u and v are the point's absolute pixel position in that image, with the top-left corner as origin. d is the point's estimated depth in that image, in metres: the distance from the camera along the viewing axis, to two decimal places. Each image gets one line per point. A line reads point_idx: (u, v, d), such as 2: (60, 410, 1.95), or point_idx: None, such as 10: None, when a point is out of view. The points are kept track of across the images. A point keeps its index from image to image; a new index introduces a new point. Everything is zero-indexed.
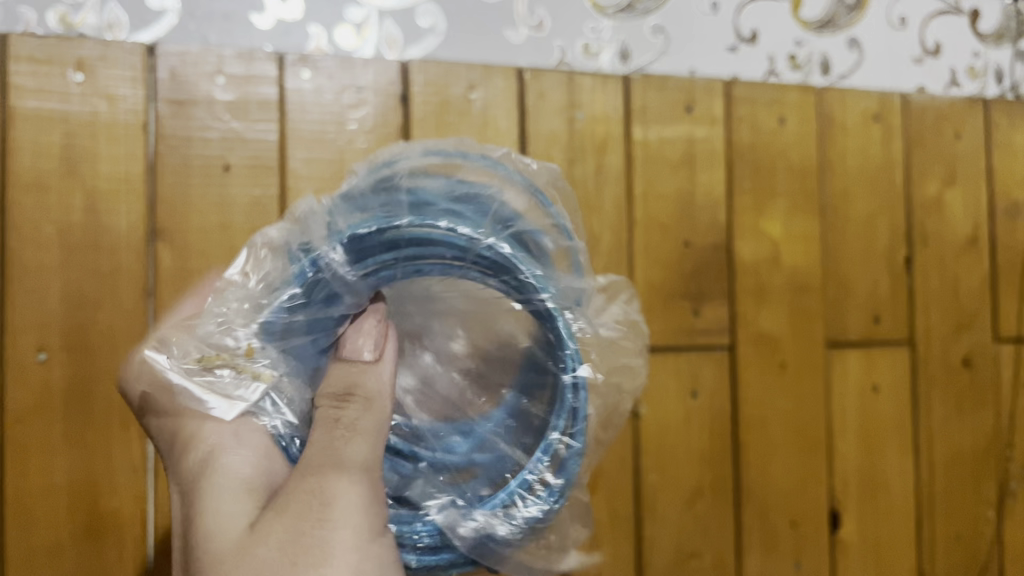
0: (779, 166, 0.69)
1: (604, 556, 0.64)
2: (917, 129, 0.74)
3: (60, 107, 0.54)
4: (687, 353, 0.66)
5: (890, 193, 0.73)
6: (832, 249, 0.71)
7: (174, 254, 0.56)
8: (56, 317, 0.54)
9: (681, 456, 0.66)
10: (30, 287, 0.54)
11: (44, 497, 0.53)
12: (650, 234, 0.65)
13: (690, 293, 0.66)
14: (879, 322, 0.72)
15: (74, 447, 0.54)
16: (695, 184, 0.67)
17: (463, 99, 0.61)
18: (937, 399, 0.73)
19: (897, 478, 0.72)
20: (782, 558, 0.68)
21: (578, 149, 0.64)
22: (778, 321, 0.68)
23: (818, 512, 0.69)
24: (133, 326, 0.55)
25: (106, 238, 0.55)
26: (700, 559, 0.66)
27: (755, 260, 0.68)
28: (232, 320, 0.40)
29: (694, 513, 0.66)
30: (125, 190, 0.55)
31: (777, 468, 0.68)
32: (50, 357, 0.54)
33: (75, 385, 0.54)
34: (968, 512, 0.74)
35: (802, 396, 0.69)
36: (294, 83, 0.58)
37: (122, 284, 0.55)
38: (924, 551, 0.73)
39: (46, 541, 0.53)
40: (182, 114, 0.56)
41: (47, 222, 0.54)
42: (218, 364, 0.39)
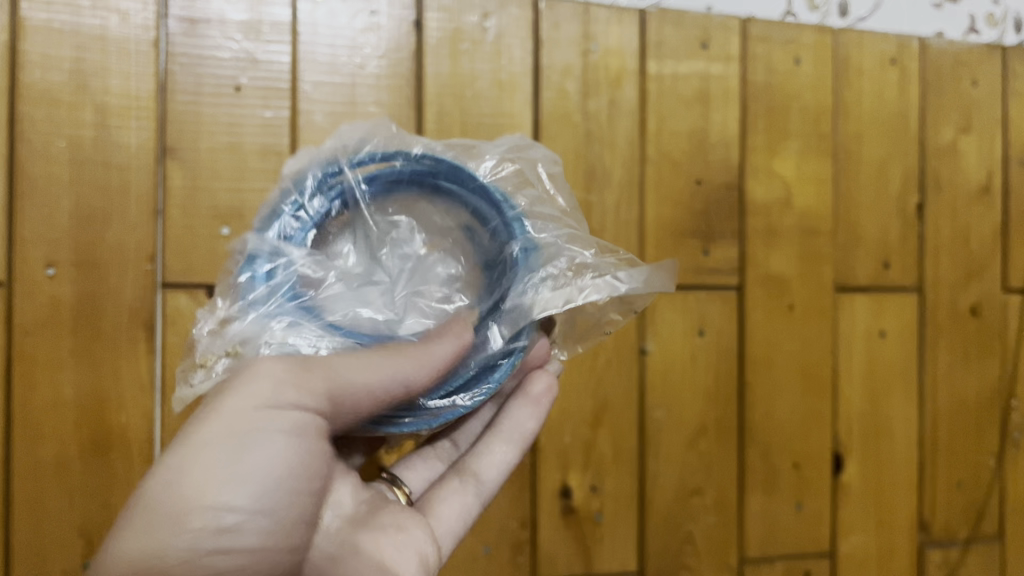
0: (793, 107, 0.69)
1: (607, 490, 0.64)
2: (934, 75, 0.73)
3: (72, 20, 0.54)
4: (696, 291, 0.66)
5: (904, 138, 0.72)
6: (845, 191, 0.70)
7: (185, 172, 0.55)
8: (65, 232, 0.54)
9: (687, 394, 0.66)
10: (40, 201, 0.54)
11: (52, 411, 0.53)
12: (661, 171, 0.65)
13: (700, 231, 0.66)
14: (888, 268, 0.72)
15: (83, 362, 0.54)
16: (709, 122, 0.66)
17: (477, 28, 0.61)
18: (944, 346, 0.73)
19: (901, 424, 0.72)
20: (784, 499, 0.68)
21: (592, 82, 0.63)
22: (788, 263, 0.68)
23: (822, 455, 0.69)
24: (142, 243, 0.55)
25: (117, 154, 0.54)
26: (702, 496, 0.66)
27: (766, 201, 0.68)
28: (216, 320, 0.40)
29: (698, 450, 0.66)
30: (136, 107, 0.55)
31: (782, 410, 0.68)
32: (59, 272, 0.54)
33: (84, 300, 0.54)
34: (970, 459, 0.74)
35: (809, 338, 0.69)
36: (308, 5, 0.58)
37: (131, 201, 0.55)
38: (925, 498, 0.73)
39: (54, 455, 0.53)
40: (193, 33, 0.56)
41: (58, 137, 0.54)
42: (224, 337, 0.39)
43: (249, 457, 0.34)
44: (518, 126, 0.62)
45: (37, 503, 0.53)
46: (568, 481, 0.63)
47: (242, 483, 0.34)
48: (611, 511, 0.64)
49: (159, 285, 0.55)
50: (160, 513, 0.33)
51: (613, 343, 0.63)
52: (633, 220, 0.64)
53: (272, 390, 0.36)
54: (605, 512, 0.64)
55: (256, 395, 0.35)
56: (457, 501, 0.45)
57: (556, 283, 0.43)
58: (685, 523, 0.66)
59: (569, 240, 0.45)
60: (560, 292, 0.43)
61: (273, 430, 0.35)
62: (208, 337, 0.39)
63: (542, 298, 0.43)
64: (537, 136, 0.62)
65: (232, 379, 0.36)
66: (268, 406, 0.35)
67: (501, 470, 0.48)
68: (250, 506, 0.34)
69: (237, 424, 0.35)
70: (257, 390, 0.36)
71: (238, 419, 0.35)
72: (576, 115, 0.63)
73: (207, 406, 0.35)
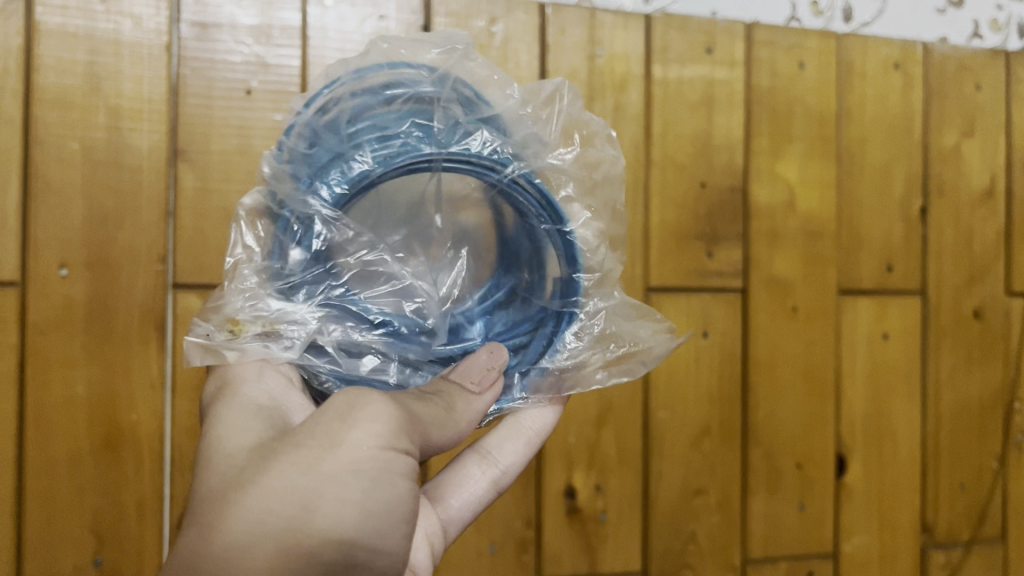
0: (797, 112, 0.69)
1: (611, 490, 0.64)
2: (938, 79, 0.73)
3: (86, 24, 0.55)
4: (700, 294, 0.66)
5: (908, 142, 0.73)
6: (848, 195, 0.71)
7: (195, 174, 0.56)
8: (78, 232, 0.55)
9: (691, 395, 0.66)
10: (53, 201, 0.54)
11: (65, 410, 0.54)
12: (666, 174, 0.66)
13: (704, 234, 0.67)
14: (891, 271, 0.72)
15: (95, 361, 0.55)
16: (713, 126, 0.67)
17: (484, 32, 0.61)
18: (947, 349, 0.74)
19: (903, 426, 0.73)
20: (787, 499, 0.69)
21: (597, 86, 0.64)
22: (791, 266, 0.69)
23: (825, 457, 0.70)
24: (154, 243, 0.56)
25: (129, 157, 0.55)
26: (705, 496, 0.67)
27: (771, 204, 0.69)
28: (250, 291, 0.39)
29: (702, 451, 0.67)
30: (148, 110, 0.56)
31: (786, 411, 0.69)
32: (71, 272, 0.54)
33: (96, 300, 0.55)
34: (972, 462, 0.75)
35: (813, 341, 0.69)
36: (317, 10, 0.58)
37: (143, 203, 0.56)
38: (927, 500, 0.73)
39: (66, 453, 0.54)
40: (205, 37, 0.57)
41: (72, 139, 0.55)
42: (252, 325, 0.39)
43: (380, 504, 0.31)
44: None
45: (49, 499, 0.54)
46: (572, 481, 0.64)
47: (335, 485, 0.30)
48: (615, 510, 0.65)
49: (169, 285, 0.56)
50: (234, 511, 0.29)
51: None
52: (638, 223, 0.65)
53: (396, 431, 0.33)
54: (609, 512, 0.65)
55: (378, 433, 0.32)
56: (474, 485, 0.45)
57: (585, 352, 0.43)
58: (688, 523, 0.66)
59: (612, 310, 0.44)
60: (586, 364, 0.43)
61: (398, 481, 0.32)
62: (247, 300, 0.39)
63: (567, 364, 0.43)
64: None
65: (347, 410, 0.32)
66: (390, 447, 0.32)
67: (522, 452, 0.46)
68: (339, 515, 0.30)
69: (332, 428, 0.32)
70: (381, 431, 0.32)
71: (366, 467, 0.31)
72: None
73: (323, 430, 0.32)
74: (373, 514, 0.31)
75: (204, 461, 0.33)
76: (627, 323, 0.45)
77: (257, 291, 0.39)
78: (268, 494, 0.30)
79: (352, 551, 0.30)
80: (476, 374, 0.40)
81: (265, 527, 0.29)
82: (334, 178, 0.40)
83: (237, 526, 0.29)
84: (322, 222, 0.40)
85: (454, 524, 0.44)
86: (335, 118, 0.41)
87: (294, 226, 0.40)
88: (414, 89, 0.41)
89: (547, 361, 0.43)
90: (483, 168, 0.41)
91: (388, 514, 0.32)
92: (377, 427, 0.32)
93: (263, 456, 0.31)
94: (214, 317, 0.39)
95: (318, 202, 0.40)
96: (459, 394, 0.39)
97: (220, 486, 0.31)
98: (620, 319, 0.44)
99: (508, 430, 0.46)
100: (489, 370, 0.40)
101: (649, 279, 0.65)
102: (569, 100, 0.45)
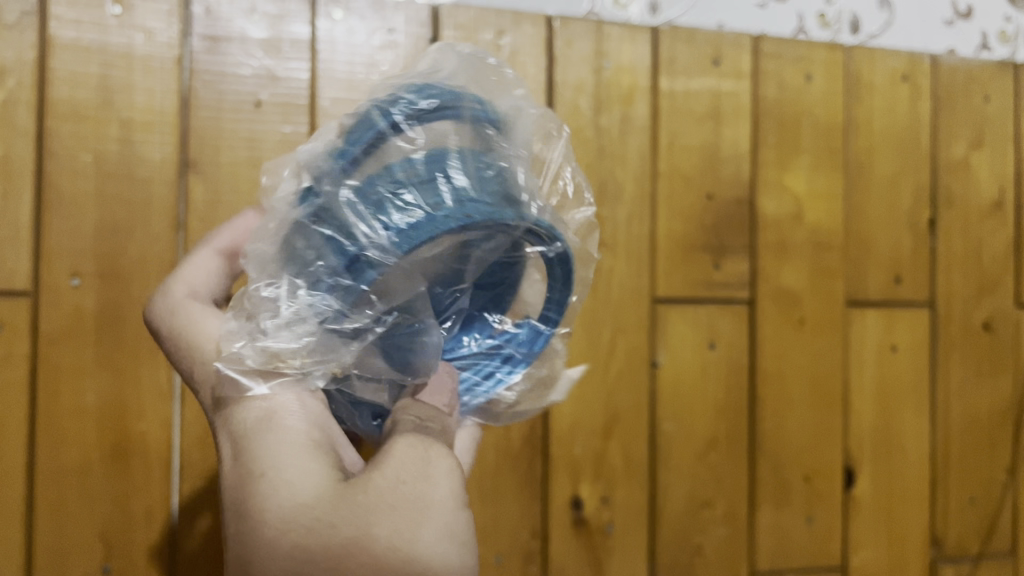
0: (804, 123, 0.69)
1: (617, 501, 0.64)
2: (946, 90, 0.73)
3: (98, 38, 0.56)
4: (707, 305, 0.67)
5: (915, 154, 0.72)
6: (856, 207, 0.71)
7: (205, 185, 0.57)
8: (89, 243, 0.55)
9: (698, 407, 0.66)
10: (65, 212, 0.55)
11: (75, 419, 0.55)
12: (673, 186, 0.66)
13: (710, 245, 0.67)
14: (899, 282, 0.72)
15: (105, 371, 0.55)
16: (720, 137, 0.67)
17: (492, 45, 0.62)
18: (956, 362, 0.74)
19: (912, 439, 0.72)
20: (794, 511, 0.69)
21: (604, 98, 0.64)
22: (798, 277, 0.69)
23: (832, 469, 0.70)
24: (164, 253, 0.56)
25: (140, 169, 0.56)
26: (712, 508, 0.67)
27: (778, 215, 0.69)
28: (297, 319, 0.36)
29: (708, 463, 0.67)
30: (159, 122, 0.56)
31: (793, 423, 0.69)
32: (82, 282, 0.55)
33: (106, 309, 0.55)
34: (981, 475, 0.74)
35: (820, 353, 0.69)
36: (326, 22, 0.59)
37: (153, 214, 0.56)
38: (936, 514, 0.73)
39: (75, 461, 0.55)
40: (215, 50, 0.57)
41: (84, 151, 0.55)
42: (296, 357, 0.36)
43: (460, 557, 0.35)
44: None
45: (58, 507, 0.55)
46: (578, 492, 0.64)
47: (440, 546, 0.32)
48: (621, 522, 0.65)
49: None
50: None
51: (624, 356, 0.64)
52: (645, 234, 0.65)
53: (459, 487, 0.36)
54: (615, 523, 0.65)
55: (451, 490, 0.34)
56: None
57: (521, 392, 0.44)
58: (695, 535, 0.66)
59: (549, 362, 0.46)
60: (520, 403, 0.45)
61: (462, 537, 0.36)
62: (282, 336, 0.36)
63: (507, 398, 0.44)
64: None
65: (436, 464, 0.35)
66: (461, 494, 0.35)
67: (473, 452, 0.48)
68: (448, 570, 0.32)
69: (415, 488, 0.33)
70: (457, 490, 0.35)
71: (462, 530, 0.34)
72: (588, 131, 0.64)
73: (410, 491, 0.33)
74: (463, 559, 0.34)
75: (289, 506, 0.32)
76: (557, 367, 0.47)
77: (302, 319, 0.36)
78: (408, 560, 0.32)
79: None
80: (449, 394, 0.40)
81: None
82: (395, 210, 0.36)
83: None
84: (379, 253, 0.35)
85: None
86: (409, 142, 0.38)
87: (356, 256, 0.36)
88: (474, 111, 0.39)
89: (496, 390, 0.44)
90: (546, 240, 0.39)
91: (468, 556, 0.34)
92: (448, 480, 0.34)
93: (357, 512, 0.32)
94: (250, 351, 0.36)
95: (384, 237, 0.35)
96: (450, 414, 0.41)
97: (342, 544, 0.31)
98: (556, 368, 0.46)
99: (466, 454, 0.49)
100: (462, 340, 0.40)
101: (655, 290, 0.65)
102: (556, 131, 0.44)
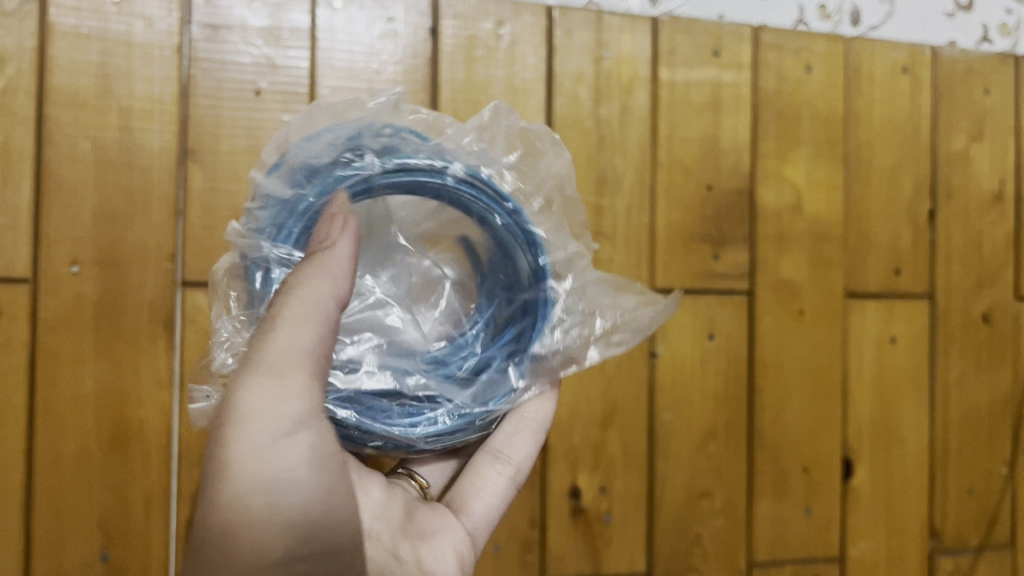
0: (804, 115, 0.69)
1: (615, 491, 0.65)
2: (946, 82, 0.73)
3: (98, 26, 0.56)
4: (707, 296, 0.67)
5: (915, 146, 0.72)
6: (855, 198, 0.71)
7: (204, 174, 0.57)
8: (88, 231, 0.55)
9: (696, 398, 0.66)
10: (65, 199, 0.55)
11: (74, 406, 0.55)
12: (672, 176, 0.66)
13: (710, 236, 0.67)
14: (899, 274, 0.72)
15: (104, 358, 0.55)
16: (720, 128, 0.67)
17: (491, 35, 0.62)
18: (955, 355, 0.74)
19: (911, 431, 0.72)
20: (793, 502, 0.69)
21: (604, 88, 0.64)
22: (798, 268, 0.69)
23: (831, 460, 0.70)
24: (163, 241, 0.56)
25: (140, 157, 0.56)
26: (710, 499, 0.67)
27: (777, 206, 0.69)
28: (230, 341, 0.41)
29: (707, 454, 0.67)
30: (159, 110, 0.56)
31: (792, 414, 0.69)
32: (81, 269, 0.55)
33: (106, 296, 0.56)
34: (980, 467, 0.74)
35: (819, 344, 0.69)
36: (326, 11, 0.59)
37: (152, 202, 0.56)
38: (935, 506, 0.73)
39: (75, 448, 0.55)
40: (215, 39, 0.57)
41: (83, 139, 0.55)
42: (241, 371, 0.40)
43: (276, 489, 0.35)
44: None
45: (57, 494, 0.55)
46: (577, 481, 0.64)
47: (242, 478, 0.34)
48: (619, 512, 0.65)
49: (178, 283, 0.56)
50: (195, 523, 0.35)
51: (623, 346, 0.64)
52: (644, 224, 0.65)
53: (231, 439, 0.35)
54: (614, 513, 0.65)
55: (254, 414, 0.34)
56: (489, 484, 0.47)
57: (571, 334, 0.44)
58: (693, 526, 0.66)
59: (584, 275, 0.45)
60: (573, 347, 0.44)
61: (280, 460, 0.35)
62: (237, 358, 0.40)
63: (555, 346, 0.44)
64: None
65: (217, 443, 0.35)
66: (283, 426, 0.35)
67: (530, 444, 0.47)
68: (254, 498, 0.35)
69: (223, 424, 0.35)
70: (217, 462, 0.35)
71: (233, 503, 0.35)
72: (588, 121, 0.64)
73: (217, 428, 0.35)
74: (286, 469, 0.35)
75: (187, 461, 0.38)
76: (606, 294, 0.46)
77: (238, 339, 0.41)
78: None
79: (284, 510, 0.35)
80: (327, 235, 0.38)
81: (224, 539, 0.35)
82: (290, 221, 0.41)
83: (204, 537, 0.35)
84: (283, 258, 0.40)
85: (479, 529, 0.46)
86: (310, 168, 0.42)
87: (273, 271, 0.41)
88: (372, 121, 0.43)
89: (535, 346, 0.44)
90: (428, 170, 0.42)
91: (299, 461, 0.35)
92: (248, 402, 0.35)
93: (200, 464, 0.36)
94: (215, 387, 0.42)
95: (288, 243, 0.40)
96: (303, 265, 0.37)
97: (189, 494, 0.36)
98: (599, 296, 0.45)
99: (513, 426, 0.47)
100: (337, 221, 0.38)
101: (654, 281, 0.65)
102: (507, 117, 0.46)
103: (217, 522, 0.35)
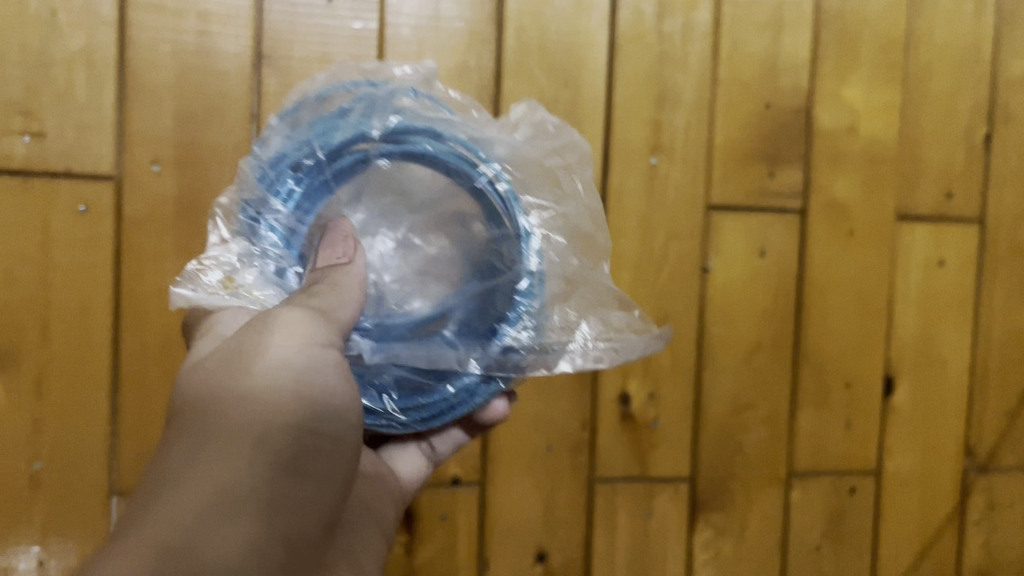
0: (866, 35, 0.69)
1: (663, 399, 0.67)
2: (1010, 5, 0.73)
3: None
4: (761, 214, 0.68)
5: (975, 70, 0.72)
6: (911, 121, 0.71)
7: (279, 80, 0.59)
8: (168, 132, 0.58)
9: (745, 312, 0.68)
10: (146, 100, 0.57)
11: (156, 300, 0.58)
12: (732, 93, 0.67)
13: (766, 154, 0.68)
14: (951, 197, 0.73)
15: (184, 254, 0.58)
16: (781, 47, 0.67)
17: None
18: (1001, 279, 0.75)
19: (952, 353, 0.74)
20: (834, 416, 0.71)
21: (667, 4, 0.65)
22: (852, 188, 0.70)
23: (872, 377, 0.72)
24: (238, 144, 0.58)
25: (217, 61, 0.58)
26: (754, 409, 0.69)
27: (834, 127, 0.69)
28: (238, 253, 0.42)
29: (753, 366, 0.69)
30: (235, 15, 0.58)
31: (837, 330, 0.70)
32: (162, 169, 0.58)
33: (186, 195, 0.58)
34: (1018, 389, 0.76)
35: (865, 263, 0.71)
36: None
37: (229, 105, 0.58)
38: (971, 425, 0.75)
39: (157, 339, 0.58)
40: None
41: (163, 42, 0.57)
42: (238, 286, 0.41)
43: (293, 395, 0.35)
44: (593, 44, 0.63)
45: (141, 382, 0.58)
46: (627, 389, 0.66)
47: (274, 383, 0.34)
48: (667, 418, 0.67)
49: None
50: (204, 417, 0.34)
51: (676, 260, 0.66)
52: (701, 139, 0.66)
53: (250, 350, 0.35)
54: (661, 420, 0.67)
55: (299, 334, 0.36)
56: (412, 464, 0.51)
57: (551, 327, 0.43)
58: (737, 435, 0.69)
59: (581, 300, 0.45)
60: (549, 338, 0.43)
61: (308, 365, 0.35)
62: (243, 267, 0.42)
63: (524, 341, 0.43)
64: (612, 56, 0.64)
65: (251, 357, 0.35)
66: (316, 344, 0.36)
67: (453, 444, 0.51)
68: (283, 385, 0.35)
69: (255, 342, 0.36)
70: (232, 370, 0.35)
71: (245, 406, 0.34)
72: (650, 36, 0.64)
73: (251, 345, 0.35)
74: (313, 380, 0.35)
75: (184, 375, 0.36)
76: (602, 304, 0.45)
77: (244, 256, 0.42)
78: (197, 493, 0.31)
79: (310, 405, 0.35)
80: (342, 247, 0.41)
81: (240, 426, 0.33)
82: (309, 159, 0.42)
83: (213, 426, 0.33)
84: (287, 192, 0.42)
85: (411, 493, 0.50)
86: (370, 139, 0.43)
87: (296, 193, 0.43)
88: (398, 91, 0.44)
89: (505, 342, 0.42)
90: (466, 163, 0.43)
91: (317, 387, 0.35)
92: (296, 322, 0.36)
93: (219, 370, 0.35)
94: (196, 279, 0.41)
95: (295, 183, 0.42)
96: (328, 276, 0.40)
97: (200, 403, 0.34)
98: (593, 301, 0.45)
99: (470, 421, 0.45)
100: (347, 240, 0.41)
101: (709, 196, 0.67)
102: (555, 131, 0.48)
103: (222, 426, 0.33)
